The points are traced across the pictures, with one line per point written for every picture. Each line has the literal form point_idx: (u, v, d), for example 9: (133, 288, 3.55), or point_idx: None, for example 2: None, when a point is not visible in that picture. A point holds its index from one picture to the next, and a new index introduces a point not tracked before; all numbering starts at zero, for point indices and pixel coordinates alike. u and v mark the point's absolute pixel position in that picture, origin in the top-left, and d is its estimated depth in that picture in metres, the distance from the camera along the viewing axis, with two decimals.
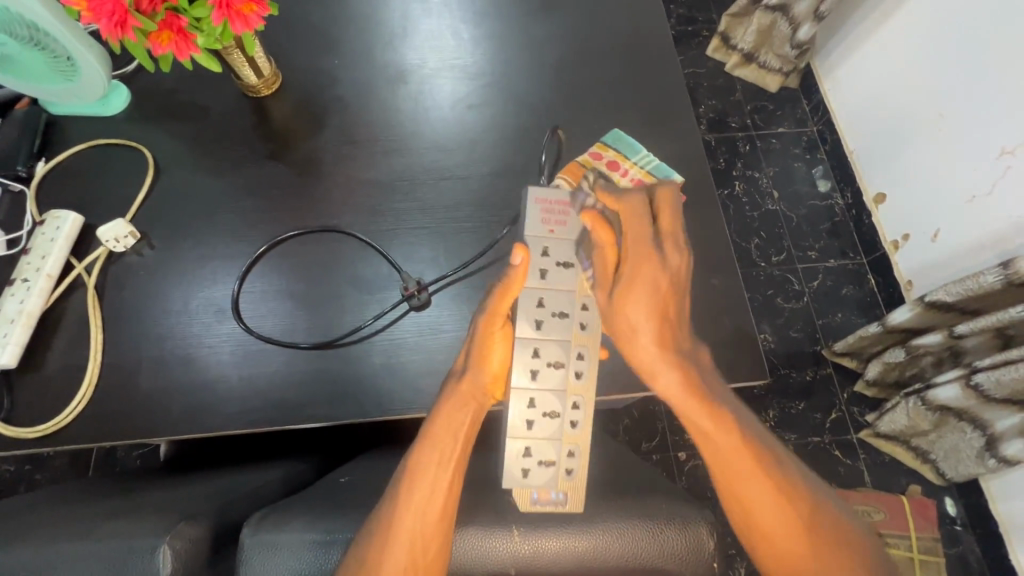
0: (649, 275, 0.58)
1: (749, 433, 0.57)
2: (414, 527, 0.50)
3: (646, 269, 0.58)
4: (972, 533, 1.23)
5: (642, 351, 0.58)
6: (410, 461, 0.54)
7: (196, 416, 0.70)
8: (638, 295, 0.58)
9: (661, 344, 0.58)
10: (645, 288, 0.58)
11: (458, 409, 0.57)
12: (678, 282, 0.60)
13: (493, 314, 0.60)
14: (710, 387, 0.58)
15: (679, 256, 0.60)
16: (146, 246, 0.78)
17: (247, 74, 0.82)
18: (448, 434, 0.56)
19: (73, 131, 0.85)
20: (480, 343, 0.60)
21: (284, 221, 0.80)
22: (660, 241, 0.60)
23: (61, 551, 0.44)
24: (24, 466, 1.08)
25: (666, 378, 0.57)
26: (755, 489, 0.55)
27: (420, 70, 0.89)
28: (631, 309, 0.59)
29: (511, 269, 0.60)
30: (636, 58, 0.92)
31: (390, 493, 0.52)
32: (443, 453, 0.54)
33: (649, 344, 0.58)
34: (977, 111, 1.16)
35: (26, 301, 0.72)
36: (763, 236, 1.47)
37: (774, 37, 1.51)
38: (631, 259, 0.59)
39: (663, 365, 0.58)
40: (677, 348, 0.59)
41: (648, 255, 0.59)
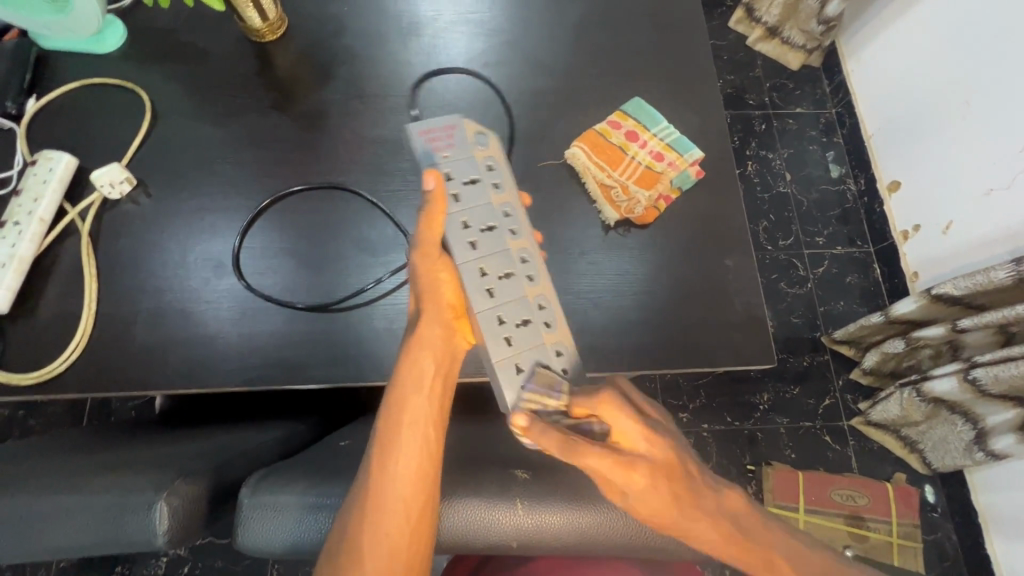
0: (655, 487, 0.45)
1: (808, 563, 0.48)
2: (397, 488, 0.47)
3: (636, 478, 0.45)
4: (951, 521, 1.26)
5: (677, 528, 0.47)
6: (380, 426, 0.50)
7: (191, 372, 0.68)
8: (647, 500, 0.45)
9: (696, 523, 0.46)
10: (650, 500, 0.45)
11: (418, 362, 0.53)
12: (673, 467, 0.46)
13: (425, 250, 0.55)
14: (755, 535, 0.47)
15: (659, 447, 0.46)
16: (142, 195, 0.75)
17: (251, 16, 0.77)
18: (414, 390, 0.52)
19: (65, 67, 0.80)
20: (423, 282, 0.55)
21: (285, 175, 0.76)
22: (620, 446, 0.46)
23: (57, 502, 0.43)
24: (18, 411, 1.08)
25: (704, 534, 0.47)
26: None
27: (433, 23, 0.84)
28: (654, 511, 0.45)
29: (427, 196, 0.56)
30: (661, 22, 0.87)
31: (364, 459, 0.49)
32: (416, 411, 0.51)
33: (669, 526, 0.46)
34: (1004, 100, 1.12)
35: (17, 245, 0.69)
36: (772, 218, 1.45)
37: (800, 12, 1.45)
38: (615, 475, 0.45)
39: (704, 535, 0.46)
40: (706, 509, 0.46)
41: (631, 466, 0.44)
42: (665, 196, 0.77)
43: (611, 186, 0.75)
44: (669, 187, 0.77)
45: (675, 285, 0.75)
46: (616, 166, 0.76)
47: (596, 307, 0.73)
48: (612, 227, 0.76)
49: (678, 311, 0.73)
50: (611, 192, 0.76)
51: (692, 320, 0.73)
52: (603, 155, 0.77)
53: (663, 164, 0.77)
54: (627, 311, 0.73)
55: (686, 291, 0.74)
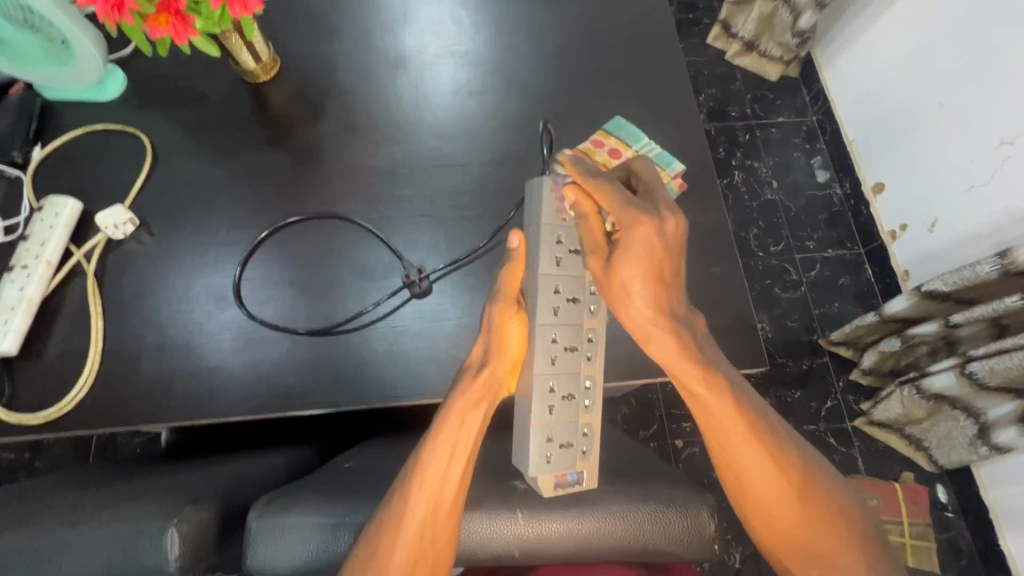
0: (646, 241, 0.51)
1: (750, 415, 0.53)
2: (423, 520, 0.48)
3: (641, 232, 0.51)
4: (963, 519, 1.25)
5: (640, 320, 0.53)
6: (422, 453, 0.51)
7: (198, 403, 0.70)
8: (632, 259, 0.51)
9: (655, 310, 0.52)
10: (637, 257, 0.51)
11: (472, 405, 0.54)
12: (673, 247, 0.52)
13: (504, 299, 0.58)
14: (703, 351, 0.54)
15: (677, 219, 0.52)
16: (145, 233, 0.77)
17: (246, 59, 0.81)
18: (461, 427, 0.52)
19: (69, 116, 0.84)
20: (496, 330, 0.57)
21: (282, 208, 0.79)
22: (641, 202, 0.53)
23: (67, 535, 0.44)
24: (24, 453, 1.08)
25: (662, 346, 0.53)
26: (740, 448, 0.53)
27: (420, 56, 0.88)
28: (627, 274, 0.51)
29: (510, 252, 0.59)
30: (638, 44, 0.91)
31: (400, 482, 0.50)
32: (453, 448, 0.51)
33: (634, 302, 0.52)
34: (978, 100, 1.15)
35: (24, 288, 0.71)
36: (762, 225, 1.48)
37: (776, 25, 1.50)
38: (624, 223, 0.52)
39: (655, 330, 0.52)
40: (671, 305, 0.53)
41: (640, 216, 0.52)
42: None
43: None
44: None
45: None
46: None
47: None
48: None
49: None
50: None
51: None
52: None
53: None
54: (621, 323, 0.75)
55: None
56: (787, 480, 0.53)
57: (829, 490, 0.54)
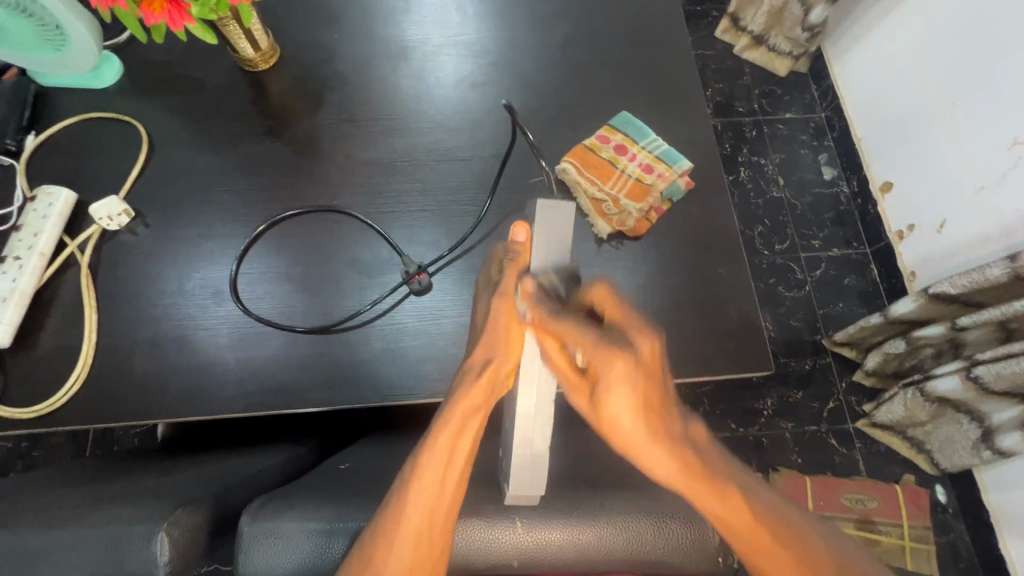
0: (625, 374, 0.45)
1: (782, 517, 0.46)
2: (421, 527, 0.46)
3: (618, 366, 0.44)
4: (963, 522, 1.24)
5: (632, 446, 0.46)
6: (419, 458, 0.48)
7: (192, 399, 0.69)
8: (616, 393, 0.45)
9: (651, 435, 0.46)
10: (623, 393, 0.45)
11: (471, 406, 0.50)
12: (654, 372, 0.46)
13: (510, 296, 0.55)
14: (712, 462, 0.46)
15: (650, 341, 0.46)
16: (140, 225, 0.76)
17: (244, 47, 0.79)
18: (460, 431, 0.49)
19: (63, 103, 0.82)
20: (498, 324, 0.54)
21: (280, 200, 0.78)
22: (609, 334, 0.47)
23: (55, 537, 0.43)
24: (21, 443, 1.08)
25: (663, 466, 0.45)
26: (772, 563, 0.45)
27: (422, 46, 0.86)
28: (614, 406, 0.45)
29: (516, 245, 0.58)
30: (646, 37, 0.89)
31: (398, 486, 0.48)
32: (451, 454, 0.48)
33: (630, 440, 0.46)
34: (992, 99, 1.13)
35: (17, 280, 0.70)
36: (767, 223, 1.46)
37: (785, 20, 1.47)
38: (597, 362, 0.46)
39: (654, 455, 0.46)
40: (667, 425, 0.46)
41: (613, 351, 0.45)
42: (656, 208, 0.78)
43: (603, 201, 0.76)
44: (660, 199, 0.78)
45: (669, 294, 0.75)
46: (607, 181, 0.77)
47: None
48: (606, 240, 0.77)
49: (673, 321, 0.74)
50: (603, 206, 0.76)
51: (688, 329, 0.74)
52: (593, 170, 0.78)
53: (653, 176, 0.78)
54: None
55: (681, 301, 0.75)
56: None
57: None
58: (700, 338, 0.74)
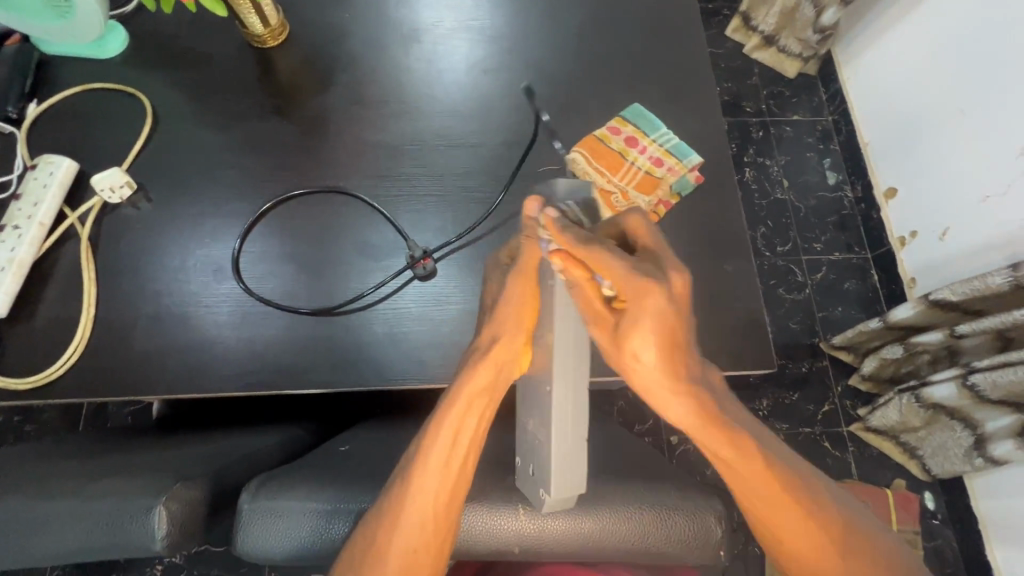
0: (657, 312, 0.40)
1: (785, 465, 0.47)
2: (422, 515, 0.46)
3: (651, 301, 0.39)
4: (951, 528, 1.25)
5: (654, 387, 0.43)
6: (421, 449, 0.48)
7: (191, 376, 0.68)
8: (644, 330, 0.40)
9: (676, 375, 0.42)
10: (651, 328, 0.40)
11: (476, 390, 0.49)
12: (685, 313, 0.41)
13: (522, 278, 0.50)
14: (725, 405, 0.45)
15: (683, 275, 0.40)
16: (142, 199, 0.75)
17: (253, 22, 0.78)
18: (463, 416, 0.48)
19: (66, 72, 0.81)
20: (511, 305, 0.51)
21: (285, 180, 0.77)
22: (641, 262, 0.41)
23: (52, 507, 0.42)
24: (13, 417, 1.07)
25: (674, 409, 0.44)
26: (780, 512, 0.47)
27: (434, 29, 0.85)
28: (638, 345, 0.41)
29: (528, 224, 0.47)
30: (661, 29, 0.88)
31: (399, 472, 0.48)
32: (454, 442, 0.48)
33: (648, 385, 0.43)
34: (1000, 107, 1.13)
35: (16, 249, 0.69)
36: (770, 225, 1.46)
37: (797, 20, 1.46)
38: (631, 292, 0.40)
39: (675, 402, 0.43)
40: (691, 372, 0.43)
41: (648, 283, 0.39)
42: (664, 202, 0.78)
43: (611, 192, 0.76)
44: (668, 193, 0.78)
45: None
46: (616, 172, 0.77)
47: None
48: None
49: None
50: (612, 197, 0.76)
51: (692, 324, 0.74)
52: (603, 160, 0.77)
53: (663, 169, 0.78)
54: None
55: (686, 297, 0.75)
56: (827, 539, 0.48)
57: (871, 534, 0.49)
58: (702, 334, 0.73)
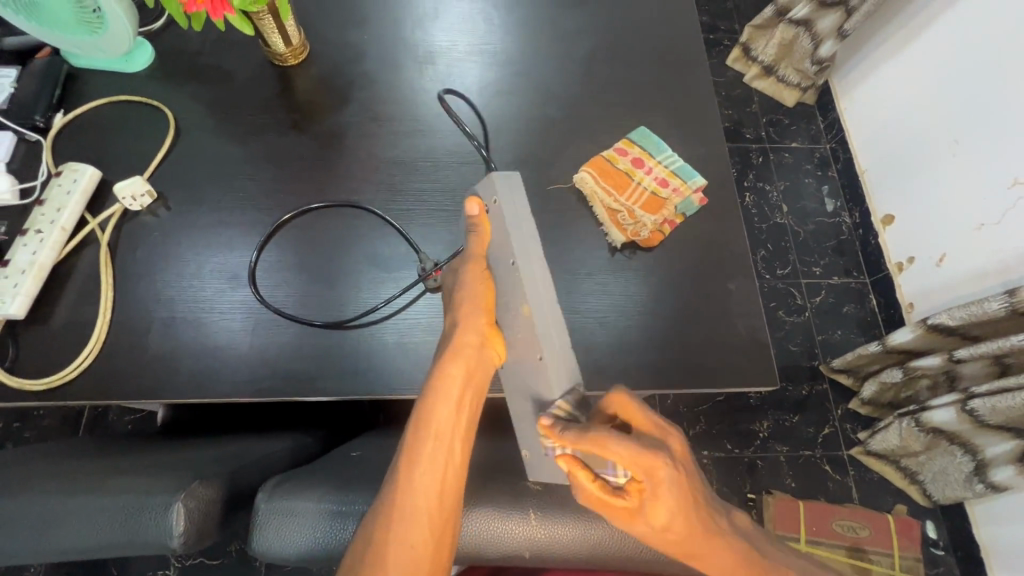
0: (677, 490, 0.44)
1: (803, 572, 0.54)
2: (419, 504, 0.47)
3: (663, 473, 0.44)
4: (953, 556, 1.24)
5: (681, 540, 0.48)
6: (409, 441, 0.50)
7: (202, 381, 0.69)
8: (666, 507, 0.45)
9: (699, 534, 0.47)
10: (674, 510, 0.45)
11: (451, 382, 0.53)
12: (686, 473, 0.46)
13: (471, 260, 0.59)
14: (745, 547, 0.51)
15: (673, 437, 0.48)
16: (162, 207, 0.77)
17: (276, 42, 0.81)
18: (444, 403, 0.52)
19: (93, 84, 0.84)
20: (467, 294, 0.58)
21: (301, 193, 0.79)
22: (644, 438, 0.46)
23: (71, 503, 0.43)
24: (13, 422, 1.07)
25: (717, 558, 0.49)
26: None
27: (448, 52, 0.88)
28: (665, 517, 0.45)
29: (470, 219, 0.60)
30: (666, 56, 0.91)
31: (391, 471, 0.49)
32: (441, 426, 0.51)
33: (676, 539, 0.48)
34: (993, 139, 1.16)
35: (37, 253, 0.70)
36: (770, 248, 1.48)
37: (795, 52, 1.53)
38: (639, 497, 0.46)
39: (709, 549, 0.49)
40: (711, 526, 0.48)
41: (657, 462, 0.44)
42: (669, 221, 0.80)
43: (618, 211, 0.78)
44: (673, 212, 0.80)
45: (678, 307, 0.76)
46: (623, 192, 0.79)
47: (602, 329, 0.74)
48: (619, 249, 0.79)
49: (681, 333, 0.75)
50: (618, 216, 0.78)
51: (695, 341, 0.75)
52: (610, 180, 0.79)
53: (668, 190, 0.80)
54: (633, 331, 0.74)
55: (690, 315, 0.76)
56: None
57: None
58: (705, 351, 0.75)
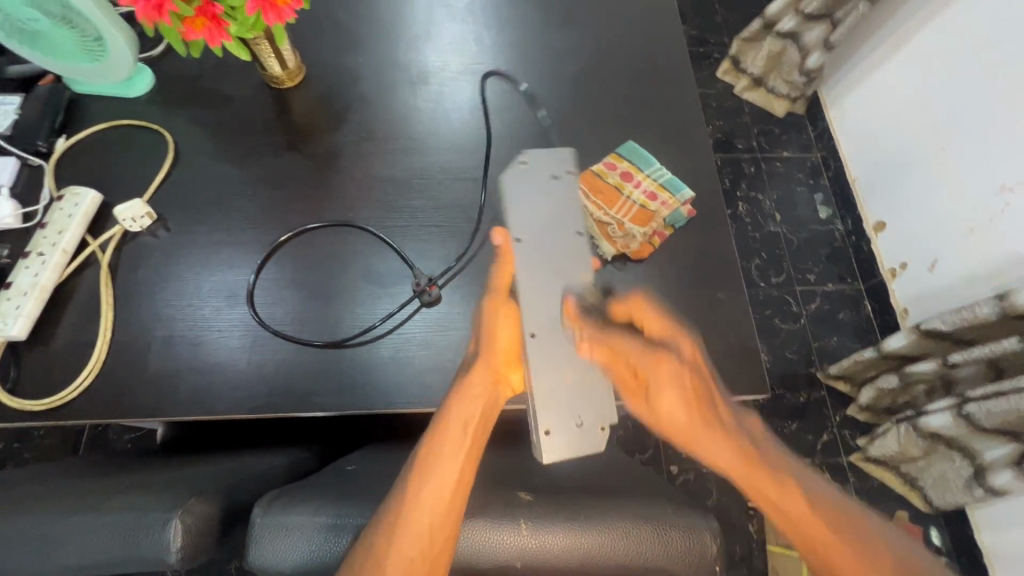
0: (670, 374, 0.60)
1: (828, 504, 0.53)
2: (423, 519, 0.50)
3: (662, 364, 0.60)
4: (957, 563, 1.24)
5: (684, 428, 0.58)
6: (421, 455, 0.55)
7: (201, 399, 0.70)
8: (667, 390, 0.60)
9: (699, 421, 0.58)
10: (675, 392, 0.60)
11: (467, 402, 0.60)
12: (689, 368, 0.61)
13: (494, 293, 0.67)
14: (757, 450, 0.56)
15: (681, 346, 0.63)
16: (161, 228, 0.78)
17: (272, 65, 0.83)
18: (458, 425, 0.58)
19: (95, 109, 0.86)
20: (487, 328, 0.66)
21: (298, 212, 0.80)
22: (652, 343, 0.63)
23: (70, 520, 0.44)
24: (13, 443, 1.07)
25: (719, 450, 0.56)
26: (832, 547, 0.50)
27: (441, 72, 0.90)
28: (666, 400, 0.60)
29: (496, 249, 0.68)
30: (654, 73, 0.94)
31: (400, 484, 0.53)
32: (454, 444, 0.56)
33: (679, 428, 0.59)
34: (980, 146, 1.18)
35: (39, 275, 0.72)
36: (764, 256, 1.50)
37: (783, 63, 1.55)
38: (646, 368, 0.61)
39: (711, 441, 0.57)
40: (717, 419, 0.58)
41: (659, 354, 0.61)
42: (659, 233, 0.82)
43: (608, 223, 0.80)
44: (663, 225, 0.81)
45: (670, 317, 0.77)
46: (613, 206, 0.81)
47: None
48: (609, 261, 0.80)
49: None
50: (608, 228, 0.80)
51: None
52: (600, 195, 0.81)
53: (657, 204, 0.81)
54: None
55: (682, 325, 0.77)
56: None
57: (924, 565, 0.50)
58: None
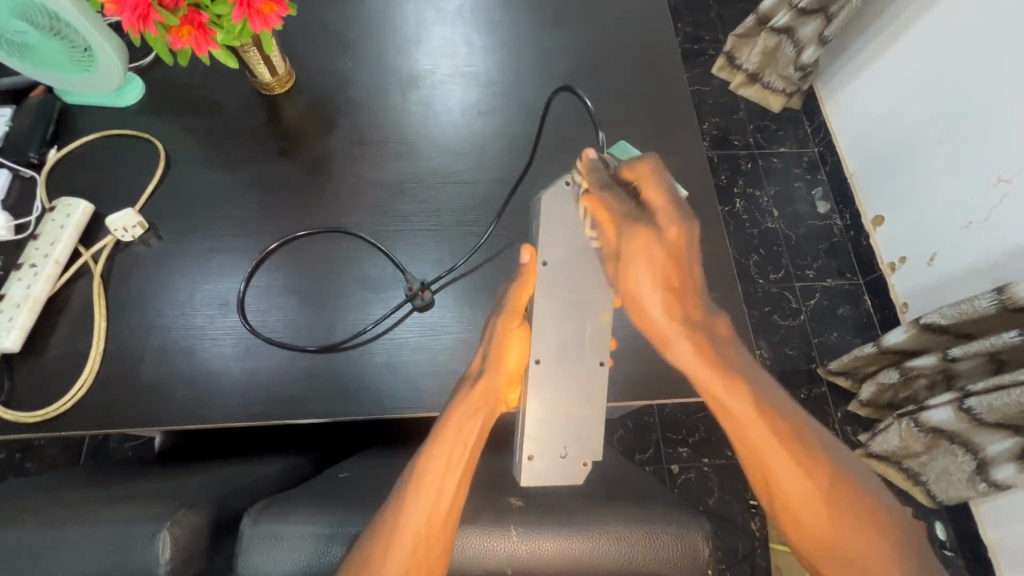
0: (645, 248, 0.59)
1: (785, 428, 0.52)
2: (416, 531, 0.49)
3: (642, 237, 0.59)
4: (962, 558, 1.23)
5: (653, 325, 0.59)
6: (418, 464, 0.54)
7: (195, 408, 0.70)
8: (638, 265, 0.59)
9: (670, 315, 0.58)
10: (645, 262, 0.59)
11: (468, 416, 0.58)
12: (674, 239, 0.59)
13: (510, 312, 0.65)
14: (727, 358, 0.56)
15: (674, 225, 0.59)
16: (153, 237, 0.78)
17: (262, 72, 0.83)
18: (456, 436, 0.56)
19: (86, 120, 0.86)
20: (497, 343, 0.64)
21: (290, 219, 0.80)
22: (640, 212, 0.60)
23: (58, 534, 0.44)
24: (15, 453, 1.08)
25: (681, 351, 0.57)
26: (774, 463, 0.51)
27: (432, 75, 0.90)
28: (636, 274, 0.59)
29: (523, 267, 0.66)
30: (646, 71, 0.93)
31: (396, 493, 0.52)
32: (450, 454, 0.55)
33: (652, 317, 0.59)
34: (976, 138, 1.18)
35: (32, 287, 0.72)
36: (762, 252, 1.49)
37: (779, 59, 1.55)
38: (625, 246, 0.60)
39: (679, 340, 0.57)
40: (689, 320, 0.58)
41: (639, 228, 0.59)
42: None
43: None
44: None
45: None
46: None
47: None
48: None
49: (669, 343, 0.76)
50: None
51: None
52: None
53: None
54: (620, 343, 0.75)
55: None
56: (819, 491, 0.50)
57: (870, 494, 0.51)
58: None
